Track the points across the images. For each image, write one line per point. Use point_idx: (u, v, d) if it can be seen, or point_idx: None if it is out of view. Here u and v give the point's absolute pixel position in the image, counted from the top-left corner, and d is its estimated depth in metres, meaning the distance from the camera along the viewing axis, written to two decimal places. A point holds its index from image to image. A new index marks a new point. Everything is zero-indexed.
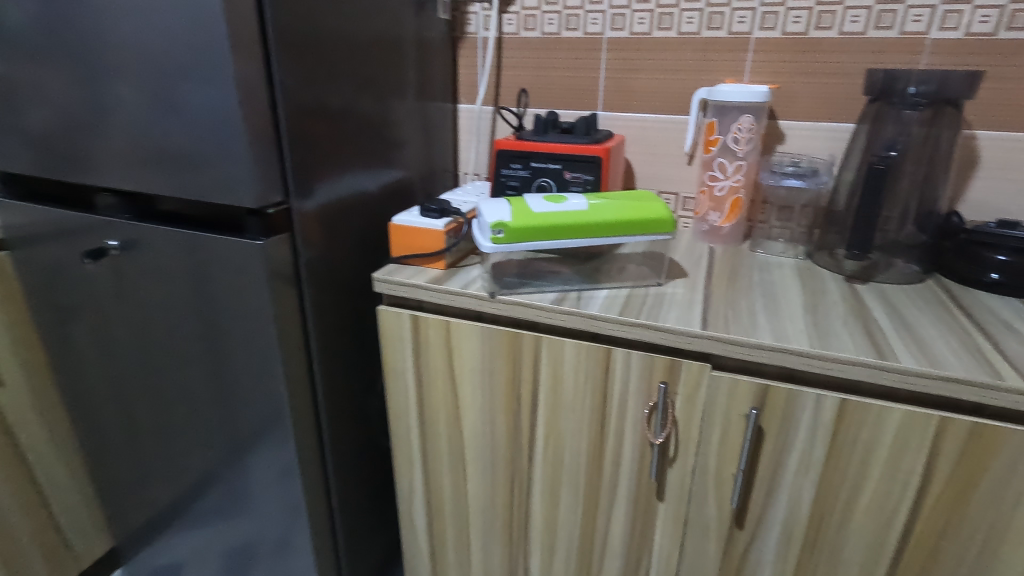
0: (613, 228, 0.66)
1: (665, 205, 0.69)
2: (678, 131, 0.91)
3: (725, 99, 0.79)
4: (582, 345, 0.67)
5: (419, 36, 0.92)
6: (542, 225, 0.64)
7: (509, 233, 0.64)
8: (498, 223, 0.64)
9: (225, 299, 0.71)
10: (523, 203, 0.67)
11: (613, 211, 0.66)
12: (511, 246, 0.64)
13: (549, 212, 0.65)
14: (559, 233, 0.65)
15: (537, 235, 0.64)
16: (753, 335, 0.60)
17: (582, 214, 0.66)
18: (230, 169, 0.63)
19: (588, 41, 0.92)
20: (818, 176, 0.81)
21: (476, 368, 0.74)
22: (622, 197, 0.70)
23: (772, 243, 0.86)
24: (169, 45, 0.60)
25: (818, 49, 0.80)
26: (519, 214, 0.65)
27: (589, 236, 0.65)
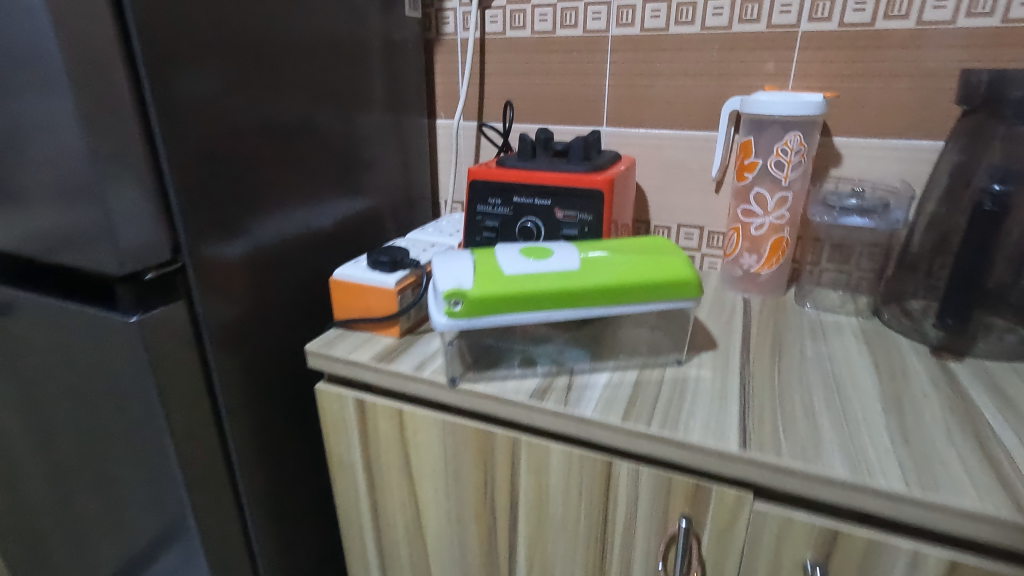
0: (612, 296, 0.48)
1: (688, 262, 0.51)
2: (702, 150, 0.72)
3: (763, 111, 0.61)
4: (573, 453, 0.49)
5: (385, 38, 0.75)
6: (516, 292, 0.47)
7: (471, 305, 0.46)
8: (455, 291, 0.46)
9: (105, 387, 0.53)
10: (492, 261, 0.50)
11: (614, 269, 0.49)
12: (474, 321, 0.47)
13: (526, 274, 0.48)
14: (539, 304, 0.47)
15: (510, 306, 0.47)
16: (819, 462, 0.41)
17: (571, 275, 0.48)
18: (84, 222, 0.45)
19: (589, 41, 0.74)
20: (889, 212, 0.61)
21: (440, 468, 0.57)
22: (626, 248, 0.52)
23: (824, 292, 0.68)
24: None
25: (889, 44, 0.61)
26: (485, 278, 0.48)
27: (578, 307, 0.48)
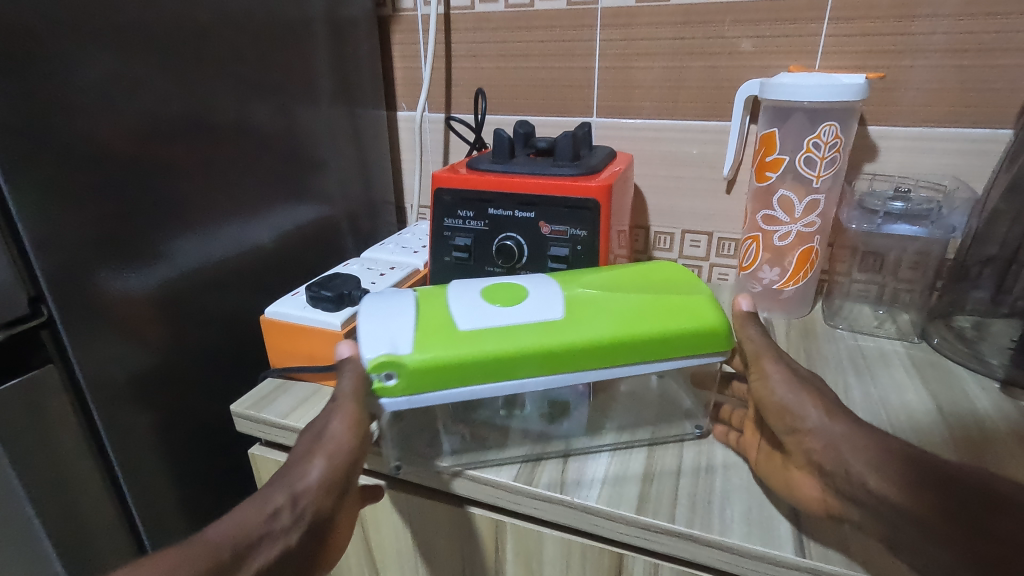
0: (599, 356, 0.37)
1: (714, 303, 0.40)
2: (709, 144, 0.61)
3: (788, 96, 0.50)
4: (572, 548, 0.39)
5: (330, 14, 0.62)
6: (469, 357, 0.36)
7: (408, 379, 0.36)
8: (385, 359, 0.35)
9: None
10: (442, 308, 0.39)
11: (607, 318, 0.38)
12: (415, 397, 0.36)
13: (484, 329, 0.37)
14: (502, 371, 0.36)
15: (462, 377, 0.36)
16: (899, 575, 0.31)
17: (547, 328, 0.37)
18: None
19: (573, 14, 0.62)
20: (943, 218, 0.50)
21: (404, 554, 0.46)
22: (624, 285, 0.41)
23: (858, 310, 0.58)
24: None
25: (940, 12, 0.50)
26: (429, 338, 0.36)
27: (554, 371, 0.37)
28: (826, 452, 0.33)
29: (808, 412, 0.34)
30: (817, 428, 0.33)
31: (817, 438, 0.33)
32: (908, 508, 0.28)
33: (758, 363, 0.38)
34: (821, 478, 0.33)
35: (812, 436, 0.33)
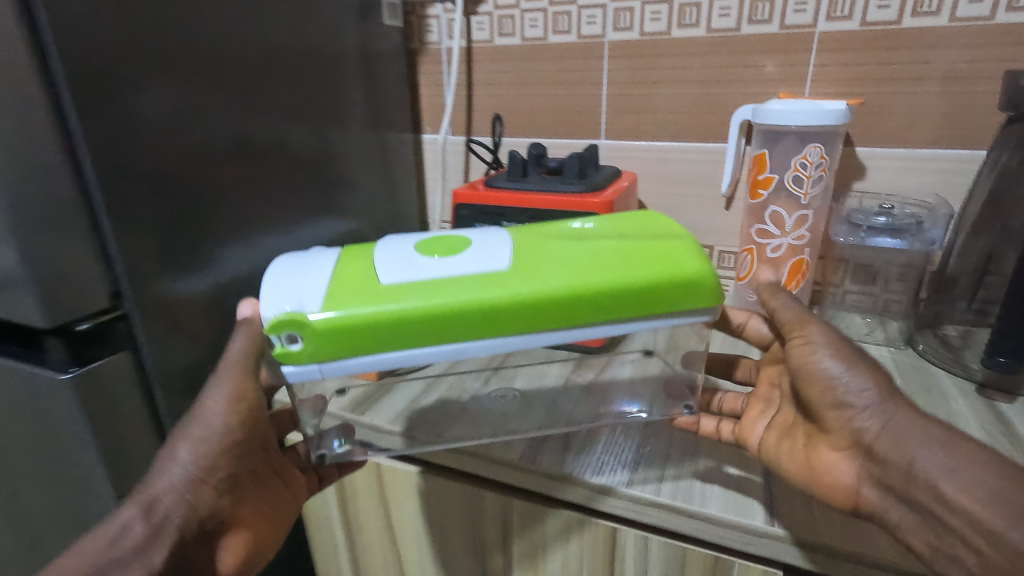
0: (522, 320, 0.37)
1: (696, 252, 0.39)
2: (709, 164, 0.66)
3: (777, 121, 0.54)
4: (572, 523, 0.43)
5: (363, 49, 0.69)
6: (382, 316, 0.36)
7: (311, 341, 0.36)
8: (285, 319, 0.35)
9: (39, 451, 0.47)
10: (359, 270, 0.39)
11: (537, 278, 0.37)
12: (326, 358, 0.36)
13: (396, 290, 0.37)
14: (418, 332, 0.36)
15: (368, 341, 0.36)
16: (856, 542, 0.36)
17: (464, 289, 0.37)
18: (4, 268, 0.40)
19: (583, 47, 0.68)
20: (923, 232, 0.54)
21: (423, 531, 0.51)
22: (563, 247, 0.40)
23: (850, 319, 0.62)
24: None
25: (917, 44, 0.55)
26: (337, 299, 0.37)
27: (475, 333, 0.37)
28: (879, 440, 0.35)
29: (850, 397, 0.37)
30: (867, 414, 0.36)
31: (870, 419, 0.36)
32: (952, 498, 0.32)
33: (802, 326, 0.40)
34: (863, 463, 0.36)
35: (857, 424, 0.36)
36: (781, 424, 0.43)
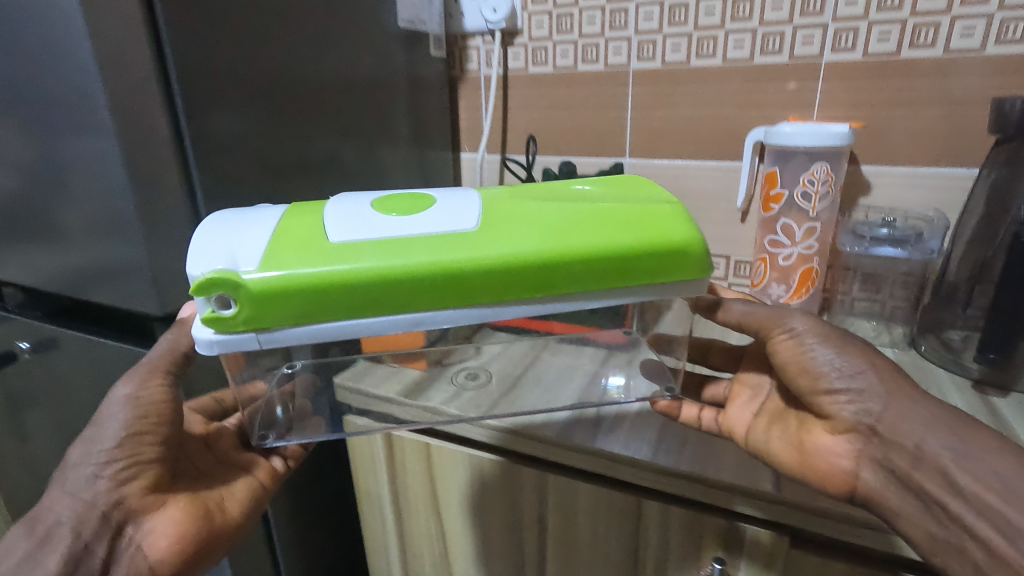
0: (481, 286, 0.37)
1: (686, 220, 0.41)
2: (726, 180, 0.72)
3: (786, 142, 0.61)
4: (601, 492, 0.49)
5: (409, 76, 0.77)
6: (330, 277, 0.36)
7: (247, 306, 0.35)
8: (215, 280, 0.35)
9: None
10: (300, 229, 0.39)
11: (495, 244, 0.38)
12: (267, 321, 0.36)
13: (339, 254, 0.36)
14: (369, 296, 0.37)
15: (312, 308, 0.36)
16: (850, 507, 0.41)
17: (412, 255, 0.37)
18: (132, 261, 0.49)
19: (610, 75, 0.75)
20: (922, 242, 0.62)
21: (465, 505, 0.57)
22: (525, 212, 0.40)
23: (858, 323, 0.67)
24: (45, 86, 0.46)
25: (916, 72, 0.61)
26: (274, 262, 0.36)
27: (428, 298, 0.37)
28: (880, 421, 0.39)
29: (834, 384, 0.40)
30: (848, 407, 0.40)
31: (869, 401, 0.39)
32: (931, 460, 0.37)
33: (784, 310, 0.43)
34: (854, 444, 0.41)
35: (846, 408, 0.40)
36: (770, 411, 0.47)
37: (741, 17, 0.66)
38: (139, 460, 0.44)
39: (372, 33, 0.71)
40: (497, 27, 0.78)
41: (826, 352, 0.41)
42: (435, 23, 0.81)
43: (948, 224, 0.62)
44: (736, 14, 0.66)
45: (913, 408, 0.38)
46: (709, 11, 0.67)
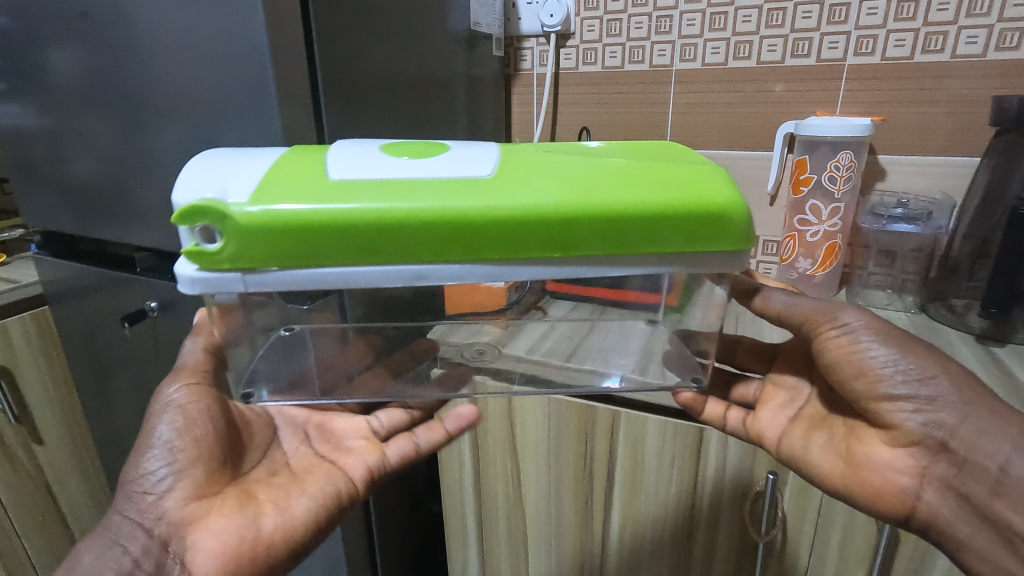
0: (474, 236, 0.39)
1: (724, 182, 0.41)
2: (757, 168, 0.82)
3: (816, 133, 0.70)
4: (669, 422, 0.58)
5: (472, 74, 0.87)
6: (321, 219, 0.37)
7: (231, 242, 0.38)
8: (198, 208, 0.37)
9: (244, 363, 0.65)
10: (297, 165, 0.40)
11: (505, 195, 0.39)
12: (252, 256, 0.38)
13: (333, 194, 0.38)
14: (360, 242, 0.38)
15: (297, 250, 0.38)
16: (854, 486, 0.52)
17: (411, 199, 0.38)
18: None
19: (654, 74, 0.84)
20: (931, 220, 0.71)
21: (542, 444, 0.66)
22: (539, 166, 0.41)
23: (874, 293, 0.77)
24: (209, 75, 0.55)
25: (928, 74, 0.70)
26: (262, 197, 0.38)
27: (422, 248, 0.39)
28: (956, 435, 0.43)
29: (900, 392, 0.44)
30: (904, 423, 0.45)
31: (946, 414, 0.43)
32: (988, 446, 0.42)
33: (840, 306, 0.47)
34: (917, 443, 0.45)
35: (913, 418, 0.44)
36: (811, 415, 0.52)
37: (774, 24, 0.75)
38: (177, 471, 0.47)
39: (446, 34, 0.80)
40: (552, 31, 0.88)
41: (886, 353, 0.44)
42: (496, 26, 0.90)
43: (954, 205, 0.71)
44: (770, 22, 0.76)
45: (996, 424, 0.42)
46: (747, 19, 0.77)
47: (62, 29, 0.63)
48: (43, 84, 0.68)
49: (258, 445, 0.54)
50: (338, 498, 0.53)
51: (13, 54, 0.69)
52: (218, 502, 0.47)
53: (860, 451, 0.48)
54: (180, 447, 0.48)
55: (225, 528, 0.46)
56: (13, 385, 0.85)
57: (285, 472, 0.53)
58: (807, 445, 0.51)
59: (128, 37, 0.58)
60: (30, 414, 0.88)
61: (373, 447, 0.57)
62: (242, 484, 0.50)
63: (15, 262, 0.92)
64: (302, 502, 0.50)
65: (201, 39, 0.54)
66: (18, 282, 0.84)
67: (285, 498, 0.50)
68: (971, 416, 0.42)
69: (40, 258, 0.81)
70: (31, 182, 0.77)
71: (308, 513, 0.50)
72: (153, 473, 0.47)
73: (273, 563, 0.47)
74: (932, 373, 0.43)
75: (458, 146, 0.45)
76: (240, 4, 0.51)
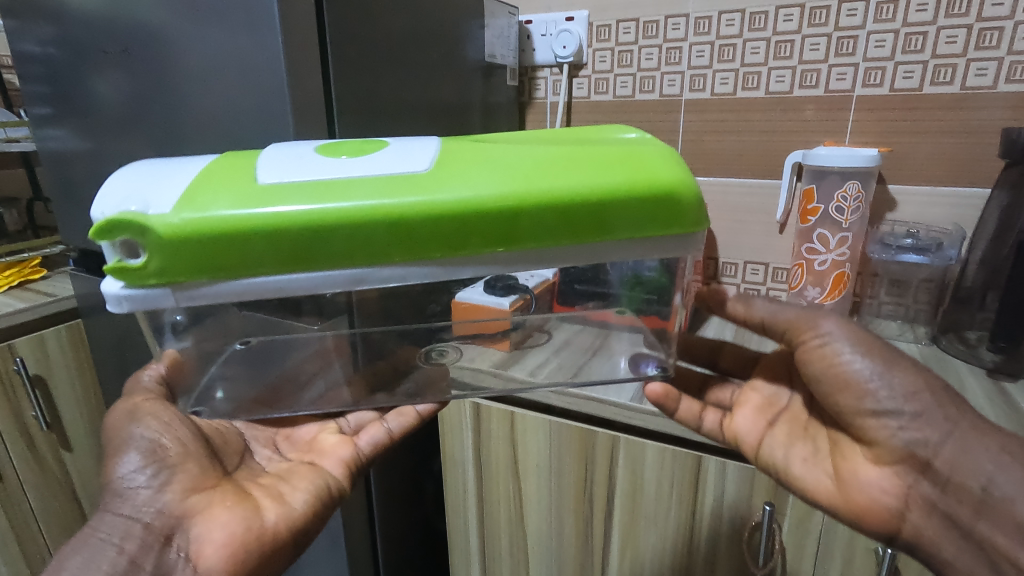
0: (411, 233, 0.40)
1: (671, 161, 0.43)
2: (766, 196, 0.82)
3: (823, 163, 0.70)
4: (666, 449, 0.58)
5: (486, 102, 0.90)
6: (251, 222, 0.39)
7: (157, 255, 0.39)
8: (118, 222, 0.38)
9: None
10: (221, 176, 0.41)
11: (442, 188, 0.40)
12: (181, 265, 0.39)
13: (260, 198, 0.39)
14: (294, 238, 0.39)
15: (228, 256, 0.39)
16: None
17: (343, 199, 0.40)
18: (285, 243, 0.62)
19: (664, 103, 0.86)
20: (942, 250, 0.71)
21: (543, 466, 0.67)
22: (471, 161, 0.43)
23: (884, 322, 0.76)
24: (231, 107, 0.58)
25: (938, 106, 0.70)
26: (185, 206, 0.39)
27: (360, 246, 0.40)
28: (937, 456, 0.44)
29: (884, 413, 0.45)
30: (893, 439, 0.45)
31: (927, 433, 0.44)
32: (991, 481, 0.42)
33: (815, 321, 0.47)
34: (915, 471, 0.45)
35: (899, 437, 0.45)
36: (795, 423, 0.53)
37: (783, 55, 0.77)
38: (166, 463, 0.51)
39: (461, 65, 0.83)
40: (565, 61, 0.90)
41: (869, 368, 0.45)
42: (511, 57, 0.93)
43: (966, 236, 0.71)
44: (778, 53, 0.77)
45: (980, 442, 0.43)
46: (755, 50, 0.78)
47: (100, 62, 0.67)
48: (83, 112, 0.73)
49: (236, 446, 0.58)
50: (328, 490, 0.56)
51: (59, 84, 0.74)
52: (217, 497, 0.51)
53: (846, 469, 0.48)
54: (168, 447, 0.52)
55: (230, 519, 0.50)
56: (46, 393, 0.89)
57: (270, 474, 0.56)
58: (787, 456, 0.51)
59: (157, 70, 0.62)
60: (61, 421, 0.92)
61: (346, 441, 0.60)
62: (236, 480, 0.54)
63: (55, 276, 0.98)
64: (299, 495, 0.54)
65: (223, 73, 0.58)
66: (55, 296, 0.89)
67: (282, 492, 0.54)
68: (955, 435, 0.43)
69: (77, 273, 0.86)
70: (70, 202, 0.82)
71: (305, 505, 0.54)
72: (136, 469, 0.51)
73: (277, 551, 0.51)
74: (916, 391, 0.44)
75: (393, 144, 0.46)
76: (259, 41, 0.54)
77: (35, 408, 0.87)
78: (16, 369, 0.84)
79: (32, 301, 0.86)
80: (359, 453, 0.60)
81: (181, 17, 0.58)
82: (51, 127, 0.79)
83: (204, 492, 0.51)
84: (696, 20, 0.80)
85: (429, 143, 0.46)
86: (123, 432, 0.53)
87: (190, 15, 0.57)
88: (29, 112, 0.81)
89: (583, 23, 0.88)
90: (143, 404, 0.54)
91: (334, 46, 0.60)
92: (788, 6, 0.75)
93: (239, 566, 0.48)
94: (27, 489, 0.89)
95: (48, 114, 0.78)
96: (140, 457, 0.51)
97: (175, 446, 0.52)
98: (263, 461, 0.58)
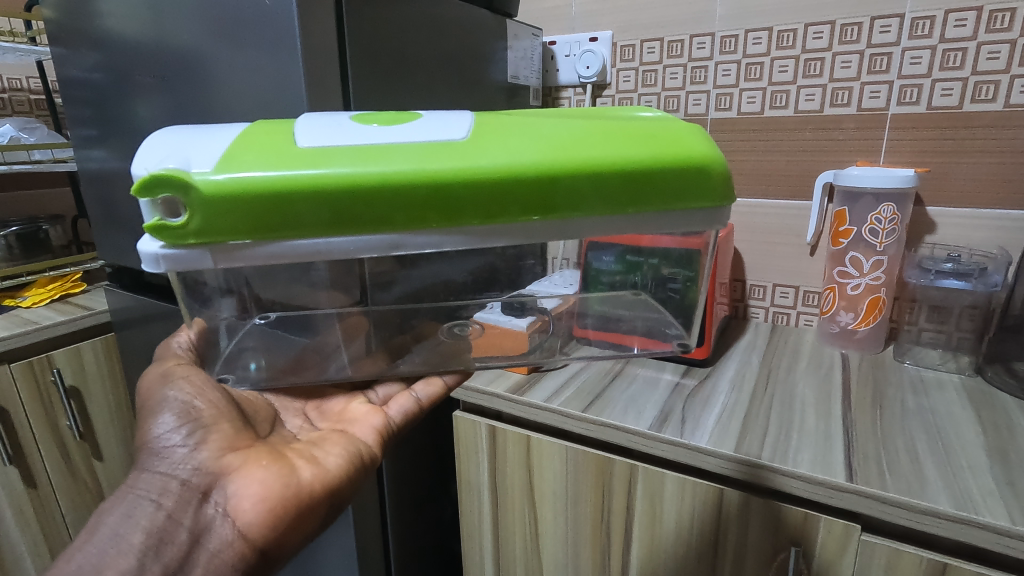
0: (451, 198, 0.40)
1: (697, 138, 0.44)
2: (796, 217, 0.80)
3: (855, 184, 0.67)
4: (687, 480, 0.56)
5: None
6: (293, 185, 0.39)
7: (198, 213, 0.39)
8: (161, 180, 0.38)
9: None
10: (259, 139, 0.41)
11: (481, 156, 0.41)
12: (216, 225, 0.39)
13: (301, 160, 0.39)
14: (333, 203, 0.39)
15: (268, 218, 0.39)
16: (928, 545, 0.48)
17: (384, 163, 0.40)
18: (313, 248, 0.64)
19: (689, 122, 0.85)
20: (986, 276, 0.66)
21: (559, 491, 0.65)
22: (508, 130, 0.43)
23: (925, 351, 0.72)
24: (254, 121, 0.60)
25: (979, 124, 0.67)
26: (229, 166, 0.39)
27: (398, 210, 0.40)
28: None
29: None
30: None
31: None
32: None
33: None
34: None
35: None
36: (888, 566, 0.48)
37: (812, 74, 0.74)
38: (201, 420, 0.50)
39: (485, 84, 0.83)
40: (588, 81, 0.90)
41: None
42: (534, 78, 0.94)
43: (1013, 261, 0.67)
44: (808, 72, 0.75)
45: None
46: (783, 68, 0.76)
47: (137, 83, 0.70)
48: (121, 131, 0.76)
49: (264, 415, 0.57)
50: (361, 457, 0.55)
51: (100, 105, 0.78)
52: (253, 456, 0.50)
53: None
54: (203, 408, 0.51)
55: (265, 476, 0.48)
56: (80, 402, 0.92)
57: (302, 440, 0.56)
58: None
59: (188, 89, 0.64)
60: (94, 431, 0.94)
61: (375, 410, 0.60)
62: (271, 443, 0.53)
63: (94, 289, 1.02)
64: (333, 457, 0.53)
65: (247, 89, 0.59)
66: (92, 309, 0.92)
67: (315, 455, 0.53)
68: None
69: (111, 287, 0.89)
70: (108, 218, 0.85)
71: (339, 467, 0.53)
72: (171, 428, 0.49)
73: (313, 510, 0.49)
74: None
75: (428, 116, 0.46)
76: (282, 57, 0.55)
77: (69, 416, 0.90)
78: (53, 379, 0.86)
79: (70, 314, 0.89)
80: (388, 421, 0.59)
81: (213, 36, 0.60)
82: (93, 146, 0.82)
83: (241, 450, 0.50)
84: (722, 39, 0.79)
85: (465, 115, 0.46)
86: (156, 396, 0.51)
87: (221, 34, 0.59)
88: (73, 133, 0.84)
89: (608, 43, 0.88)
90: (178, 369, 0.53)
91: (355, 62, 0.60)
92: (818, 23, 0.73)
93: (274, 521, 0.47)
94: (58, 495, 0.91)
95: (91, 134, 0.82)
96: (175, 416, 0.50)
97: (209, 407, 0.51)
98: (295, 428, 0.58)
